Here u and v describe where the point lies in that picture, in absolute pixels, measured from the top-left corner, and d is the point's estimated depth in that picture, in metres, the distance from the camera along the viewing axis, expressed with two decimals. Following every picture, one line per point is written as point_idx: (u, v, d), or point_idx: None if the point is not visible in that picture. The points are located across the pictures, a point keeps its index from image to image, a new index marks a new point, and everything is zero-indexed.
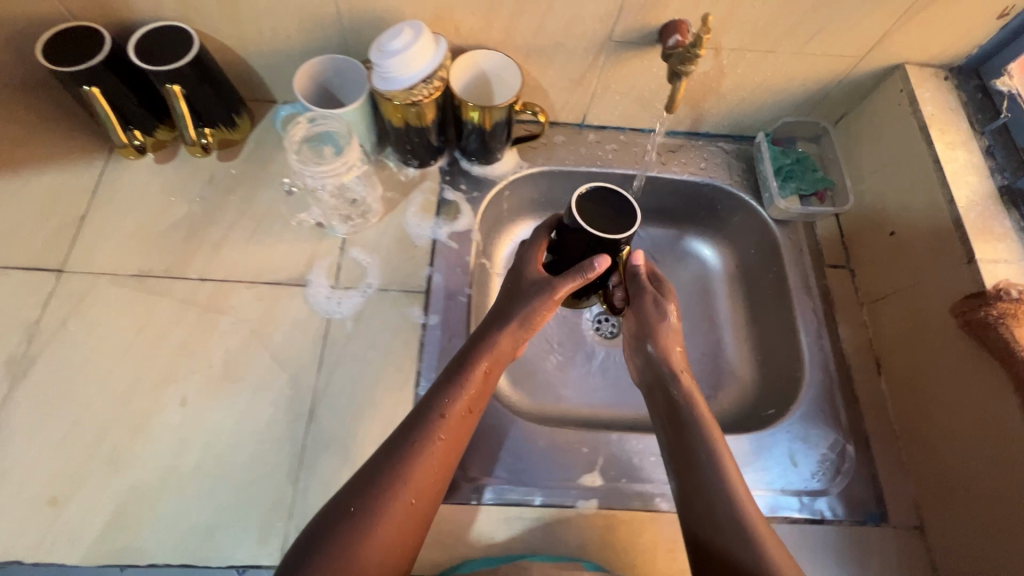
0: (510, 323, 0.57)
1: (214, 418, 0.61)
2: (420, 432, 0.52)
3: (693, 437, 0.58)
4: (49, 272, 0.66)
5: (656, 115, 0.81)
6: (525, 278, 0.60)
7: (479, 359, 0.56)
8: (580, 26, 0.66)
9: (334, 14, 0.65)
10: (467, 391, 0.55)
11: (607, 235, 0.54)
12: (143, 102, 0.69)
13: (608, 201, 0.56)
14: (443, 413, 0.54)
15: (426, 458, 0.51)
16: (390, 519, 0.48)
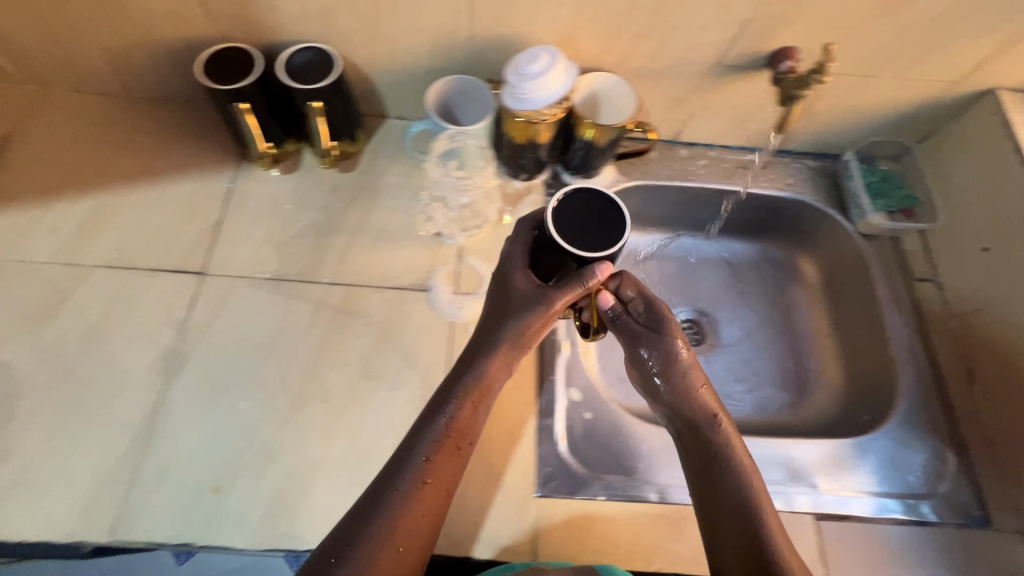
0: (495, 352, 0.59)
1: (356, 412, 0.65)
2: (400, 478, 0.53)
3: (707, 478, 0.58)
4: (194, 274, 0.71)
5: (747, 133, 0.85)
6: (507, 305, 0.59)
7: (467, 395, 0.58)
8: (694, 51, 0.70)
9: (465, 38, 0.69)
10: (455, 429, 0.56)
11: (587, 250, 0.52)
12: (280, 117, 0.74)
13: (590, 209, 0.54)
14: (428, 455, 0.54)
15: (415, 505, 0.52)
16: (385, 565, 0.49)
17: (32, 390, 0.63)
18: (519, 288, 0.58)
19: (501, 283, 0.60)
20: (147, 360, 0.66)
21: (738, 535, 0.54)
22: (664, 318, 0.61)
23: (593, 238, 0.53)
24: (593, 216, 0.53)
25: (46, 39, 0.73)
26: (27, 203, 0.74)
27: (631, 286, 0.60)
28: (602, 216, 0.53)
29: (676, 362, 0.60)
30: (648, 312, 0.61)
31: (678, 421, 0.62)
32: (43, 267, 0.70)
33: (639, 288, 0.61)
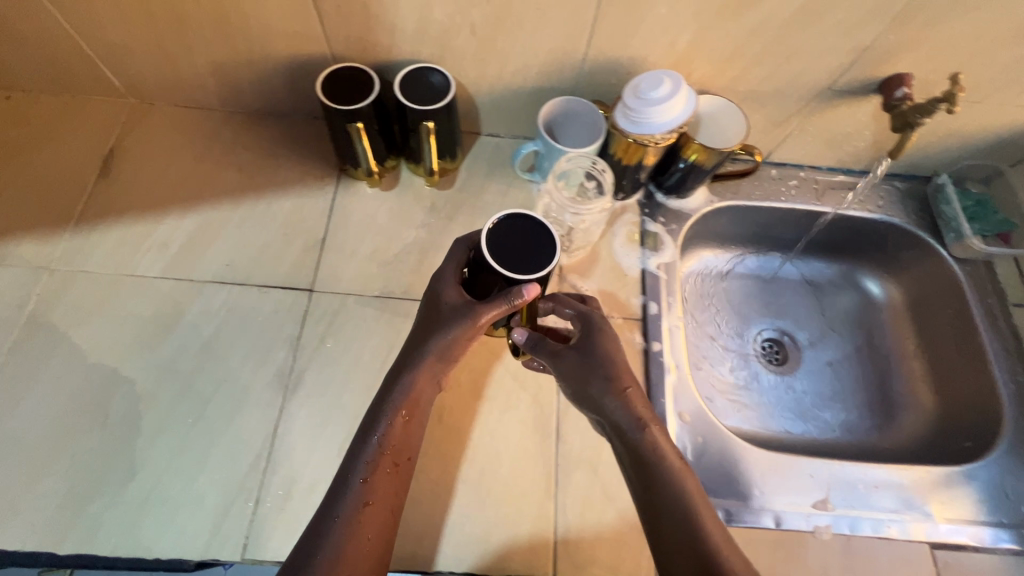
0: (422, 364, 0.57)
1: (470, 433, 0.66)
2: (341, 503, 0.51)
3: (645, 491, 0.54)
4: (303, 290, 0.71)
5: (839, 154, 0.85)
6: (431, 319, 0.57)
7: (394, 411, 0.56)
8: (806, 76, 0.70)
9: (578, 60, 0.70)
10: (388, 447, 0.55)
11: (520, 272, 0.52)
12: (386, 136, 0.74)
13: (524, 234, 0.55)
14: (365, 477, 0.53)
15: (360, 529, 0.51)
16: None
17: (152, 407, 0.64)
18: (444, 297, 0.57)
19: (431, 298, 0.58)
20: (263, 377, 0.66)
21: (683, 550, 0.49)
22: (597, 328, 0.63)
23: (536, 259, 0.54)
24: (527, 240, 0.54)
25: (159, 55, 0.74)
26: (135, 217, 0.74)
27: (566, 307, 0.65)
28: (532, 241, 0.54)
29: (605, 367, 0.59)
30: (584, 324, 0.63)
31: (609, 427, 0.59)
32: (156, 282, 0.70)
33: (577, 307, 0.65)
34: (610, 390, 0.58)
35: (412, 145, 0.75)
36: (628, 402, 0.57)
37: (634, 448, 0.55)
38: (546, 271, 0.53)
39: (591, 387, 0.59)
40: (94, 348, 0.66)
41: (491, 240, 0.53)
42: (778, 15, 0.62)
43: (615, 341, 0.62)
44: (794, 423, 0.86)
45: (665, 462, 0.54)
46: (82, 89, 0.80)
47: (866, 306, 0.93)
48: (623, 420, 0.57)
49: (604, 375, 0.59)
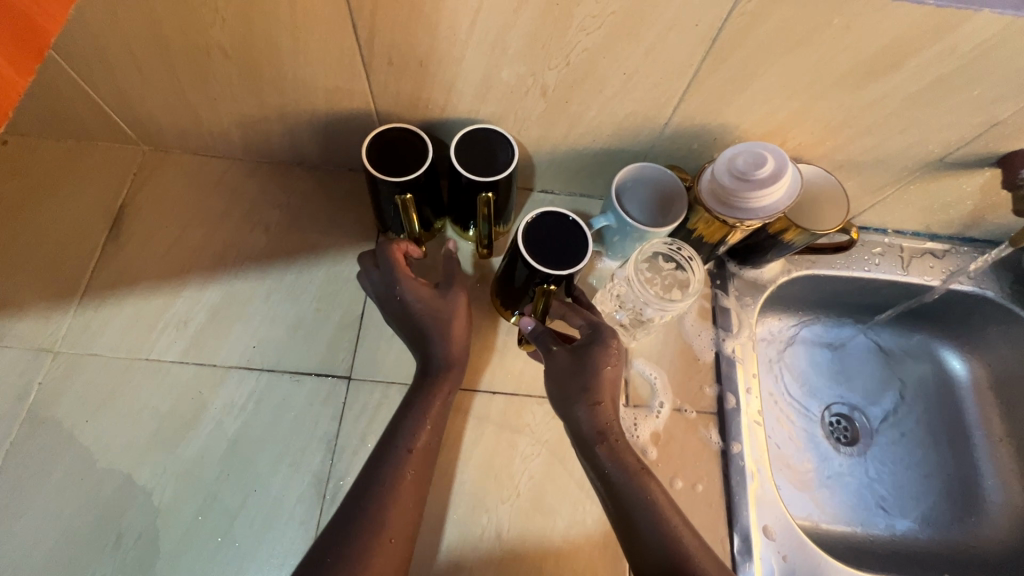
0: (448, 373, 0.59)
1: (531, 552, 0.59)
2: (387, 470, 0.52)
3: (617, 499, 0.54)
4: (340, 379, 0.63)
5: (929, 220, 0.77)
6: (447, 325, 0.60)
7: (432, 400, 0.57)
8: (916, 148, 0.61)
9: (659, 125, 0.61)
10: (428, 424, 0.56)
11: (547, 269, 0.54)
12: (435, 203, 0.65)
13: (557, 232, 0.56)
14: (411, 447, 0.54)
15: (401, 497, 0.51)
16: (380, 565, 0.47)
17: (172, 522, 0.56)
18: (451, 298, 0.61)
19: (420, 300, 0.60)
20: (296, 486, 0.58)
21: (654, 552, 0.50)
22: (604, 339, 0.58)
23: (567, 258, 0.55)
24: (558, 238, 0.56)
25: (176, 106, 0.64)
26: (150, 288, 0.66)
27: (576, 317, 0.61)
28: (570, 241, 0.56)
29: (586, 377, 0.57)
30: (592, 334, 0.59)
31: (573, 430, 0.59)
32: (174, 368, 0.62)
33: (588, 317, 0.61)
34: (582, 399, 0.57)
35: (462, 212, 0.66)
36: (597, 413, 0.57)
37: (593, 459, 0.56)
38: (575, 269, 0.55)
39: (569, 390, 0.58)
40: (105, 450, 0.58)
41: (523, 232, 0.56)
42: (904, 88, 0.53)
43: (616, 357, 0.58)
44: (871, 515, 0.76)
45: (645, 480, 0.54)
46: (88, 136, 0.71)
47: (945, 382, 0.84)
48: (592, 430, 0.57)
49: (582, 384, 0.57)
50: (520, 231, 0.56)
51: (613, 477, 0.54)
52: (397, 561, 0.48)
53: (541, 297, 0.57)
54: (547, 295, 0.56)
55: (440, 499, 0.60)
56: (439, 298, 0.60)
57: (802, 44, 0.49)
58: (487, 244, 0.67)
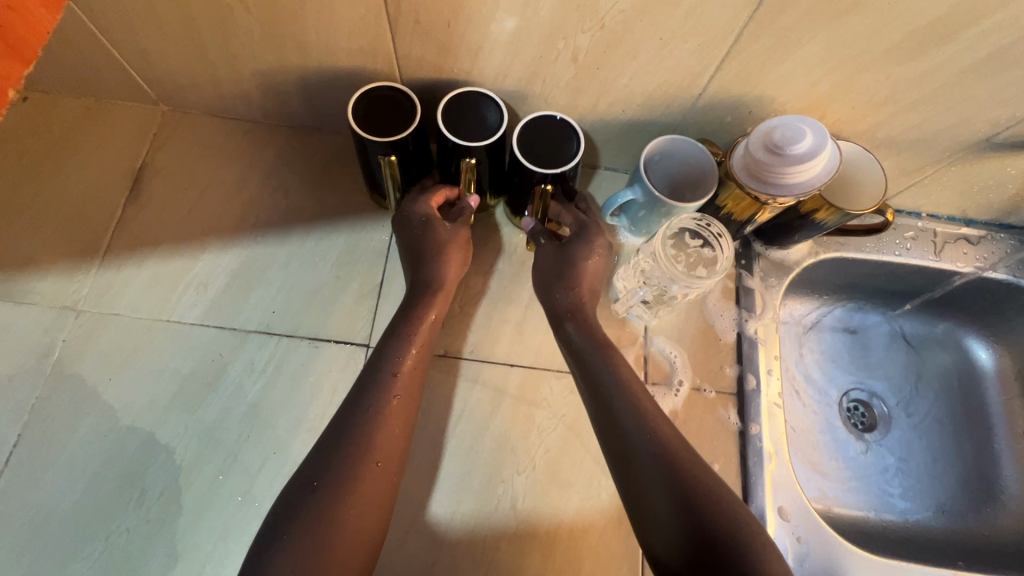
0: (433, 295, 0.59)
1: (546, 524, 0.59)
2: (375, 394, 0.53)
3: (587, 373, 0.57)
4: (359, 345, 0.63)
5: (966, 204, 0.74)
6: (442, 250, 0.61)
7: (418, 322, 0.58)
8: (962, 128, 0.59)
9: (693, 95, 0.59)
10: (412, 350, 0.56)
11: (541, 170, 0.58)
12: (426, 167, 0.64)
13: (549, 134, 0.59)
14: (394, 371, 0.54)
15: (386, 422, 0.52)
16: (367, 486, 0.48)
17: (192, 482, 0.57)
18: (449, 230, 0.62)
19: (427, 222, 0.61)
20: None
21: (637, 431, 0.51)
22: (588, 238, 0.63)
23: (558, 158, 0.59)
24: (549, 139, 0.59)
25: (196, 64, 0.63)
26: (170, 250, 0.66)
27: (566, 215, 0.65)
28: (559, 141, 0.59)
29: (565, 268, 0.62)
30: (579, 232, 0.64)
31: (549, 314, 0.63)
32: (194, 330, 0.62)
33: (578, 217, 0.65)
34: (560, 285, 0.62)
35: (449, 177, 0.65)
36: (575, 295, 0.62)
37: (565, 335, 0.60)
38: (571, 169, 0.58)
39: (551, 276, 0.63)
40: (126, 408, 0.59)
41: (519, 138, 0.59)
42: (960, 61, 0.50)
43: (599, 253, 0.63)
44: (883, 499, 0.76)
45: (610, 353, 0.57)
46: (108, 94, 0.70)
47: (970, 371, 0.82)
48: (565, 308, 0.61)
49: (560, 272, 0.63)
50: (515, 138, 0.59)
51: (581, 347, 0.58)
52: (381, 487, 0.49)
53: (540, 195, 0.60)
54: (545, 195, 0.60)
55: (457, 468, 0.60)
56: (447, 227, 0.62)
57: (850, 10, 0.47)
58: (487, 204, 0.69)
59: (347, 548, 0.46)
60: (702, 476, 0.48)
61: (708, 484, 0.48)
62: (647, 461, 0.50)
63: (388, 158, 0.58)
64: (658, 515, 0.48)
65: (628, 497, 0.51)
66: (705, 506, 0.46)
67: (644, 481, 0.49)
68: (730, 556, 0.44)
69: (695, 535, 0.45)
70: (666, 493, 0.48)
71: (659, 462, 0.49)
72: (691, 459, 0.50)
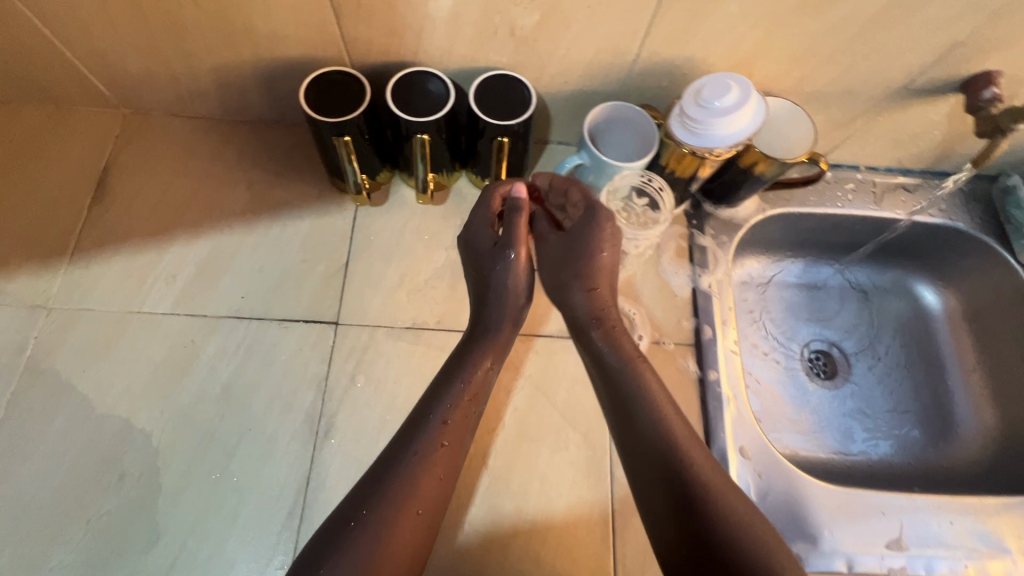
0: (486, 349, 0.58)
1: (518, 478, 0.61)
2: (420, 440, 0.51)
3: (610, 382, 0.56)
4: (328, 323, 0.66)
5: (900, 154, 0.78)
6: (506, 297, 0.61)
7: (474, 371, 0.57)
8: (881, 77, 0.63)
9: (629, 62, 0.63)
10: (465, 399, 0.55)
11: (497, 121, 0.61)
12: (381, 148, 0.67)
13: (503, 90, 0.62)
14: (445, 419, 0.53)
15: (432, 468, 0.50)
16: (402, 535, 0.47)
17: (171, 461, 0.58)
18: (503, 267, 0.60)
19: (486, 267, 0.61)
20: (290, 424, 0.61)
21: (655, 447, 0.51)
22: (597, 223, 0.61)
23: (513, 111, 0.62)
24: (503, 94, 0.62)
25: (151, 64, 0.65)
26: (138, 245, 0.67)
27: (576, 193, 0.63)
28: (513, 96, 0.62)
29: (581, 266, 0.61)
30: (587, 217, 0.62)
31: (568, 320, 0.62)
32: (165, 320, 0.64)
33: (585, 197, 0.63)
34: (578, 284, 0.61)
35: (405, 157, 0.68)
36: (593, 300, 0.60)
37: (587, 341, 0.59)
38: (528, 119, 0.62)
39: (568, 275, 0.62)
40: (102, 397, 0.60)
41: (475, 95, 0.62)
42: (866, 9, 0.54)
43: (611, 243, 0.62)
44: (847, 441, 0.80)
45: (638, 367, 0.56)
46: (69, 100, 0.72)
47: (921, 315, 0.86)
48: (588, 315, 0.60)
49: (576, 272, 0.62)
50: (472, 95, 0.62)
51: (608, 359, 0.57)
52: (417, 532, 0.48)
53: (499, 148, 0.63)
54: (503, 147, 0.63)
55: None
56: (505, 267, 0.60)
57: None
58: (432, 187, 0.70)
59: None
60: (713, 486, 0.48)
61: (718, 493, 0.47)
62: (658, 462, 0.50)
63: (343, 139, 0.61)
64: (665, 517, 0.48)
65: (639, 493, 0.51)
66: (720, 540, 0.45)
67: (655, 483, 0.49)
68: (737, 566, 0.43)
69: (700, 541, 0.45)
70: (678, 515, 0.47)
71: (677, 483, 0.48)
72: (715, 487, 0.48)
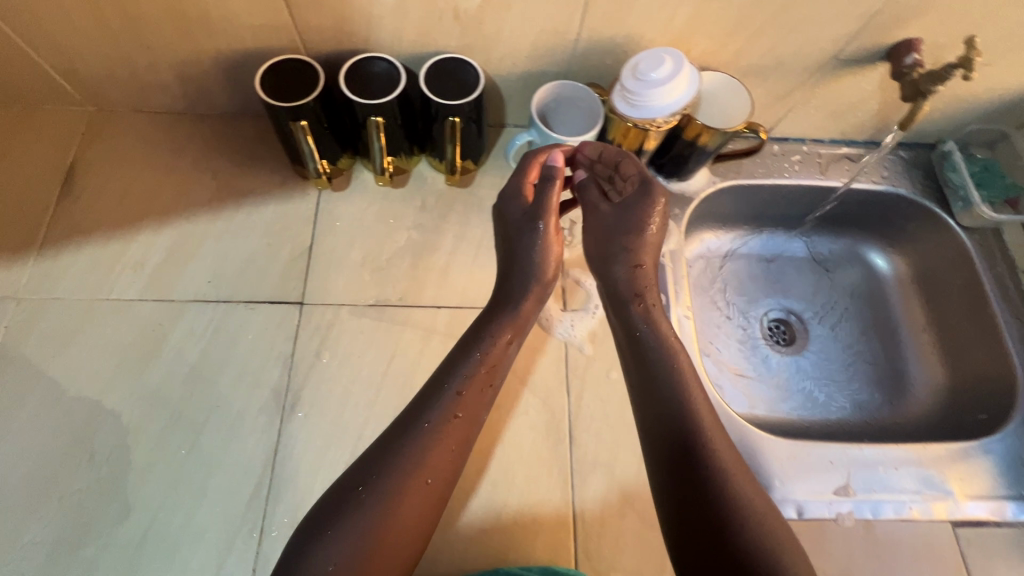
0: (509, 320, 0.59)
1: (480, 443, 0.63)
2: (434, 411, 0.53)
3: (641, 359, 0.58)
4: (293, 303, 0.68)
5: (842, 125, 0.82)
6: (531, 269, 0.60)
7: (493, 342, 0.57)
8: (810, 48, 0.67)
9: (572, 41, 0.66)
10: (485, 367, 0.56)
11: (447, 101, 0.63)
12: (339, 133, 0.69)
13: (452, 72, 0.65)
14: (460, 390, 0.54)
15: (443, 438, 0.52)
16: (410, 501, 0.49)
17: (141, 439, 0.60)
18: (529, 238, 0.61)
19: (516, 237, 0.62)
20: (257, 398, 0.63)
21: (676, 424, 0.53)
22: (650, 195, 0.63)
23: (463, 92, 0.65)
24: (453, 76, 0.65)
25: (112, 59, 0.67)
26: (105, 236, 0.69)
27: (630, 166, 0.63)
28: (462, 77, 0.65)
29: (628, 240, 0.63)
30: (640, 190, 0.63)
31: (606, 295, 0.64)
32: (133, 305, 0.66)
33: (639, 170, 0.63)
34: (624, 259, 0.63)
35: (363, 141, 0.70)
36: (635, 276, 0.62)
37: (625, 317, 0.61)
38: (478, 99, 0.64)
39: (615, 248, 0.63)
40: (72, 381, 0.62)
41: (426, 77, 0.64)
42: None
43: (659, 222, 0.63)
44: (806, 403, 0.83)
45: (672, 347, 0.58)
46: (34, 99, 0.74)
47: (874, 281, 0.90)
48: (630, 290, 0.62)
49: (625, 245, 0.63)
50: (423, 78, 0.64)
51: (644, 337, 0.59)
52: (424, 500, 0.50)
53: (452, 128, 0.66)
54: (455, 127, 0.66)
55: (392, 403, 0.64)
56: (531, 239, 0.60)
57: None
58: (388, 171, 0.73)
59: (393, 546, 0.48)
60: (728, 470, 0.50)
61: (728, 472, 0.50)
62: (678, 437, 0.52)
63: (300, 123, 0.63)
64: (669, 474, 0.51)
65: (649, 442, 0.54)
66: (725, 519, 0.47)
67: (670, 444, 0.52)
68: (733, 544, 0.46)
69: (698, 503, 0.49)
70: (690, 490, 0.50)
71: (694, 460, 0.51)
72: (727, 471, 0.50)
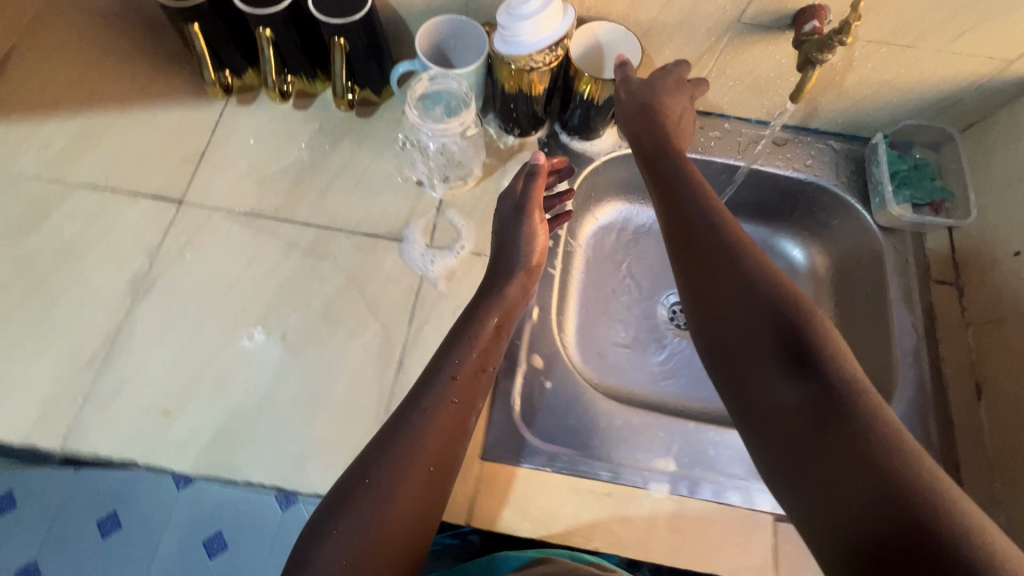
0: (495, 304, 0.60)
1: (309, 356, 0.64)
2: (432, 397, 0.53)
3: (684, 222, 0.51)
4: (172, 201, 0.71)
5: (766, 104, 0.78)
6: (513, 267, 0.63)
7: (480, 325, 0.59)
8: (708, 6, 0.64)
9: None
10: (472, 353, 0.57)
11: (328, 19, 0.64)
12: (240, 45, 0.72)
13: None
14: (454, 374, 0.55)
15: (438, 423, 0.51)
16: (411, 489, 0.48)
17: (3, 299, 0.65)
18: (512, 227, 0.64)
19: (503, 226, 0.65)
20: (116, 279, 0.66)
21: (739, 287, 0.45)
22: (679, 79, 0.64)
23: (348, 12, 0.66)
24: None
25: None
26: (21, 118, 0.75)
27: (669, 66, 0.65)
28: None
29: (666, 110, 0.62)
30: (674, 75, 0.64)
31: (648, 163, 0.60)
32: (28, 181, 0.71)
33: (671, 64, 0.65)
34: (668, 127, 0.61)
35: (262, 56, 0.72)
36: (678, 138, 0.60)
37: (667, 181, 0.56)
38: (364, 19, 0.65)
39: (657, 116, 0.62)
40: None
41: None
42: None
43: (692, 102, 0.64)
44: (693, 388, 0.81)
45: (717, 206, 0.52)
46: None
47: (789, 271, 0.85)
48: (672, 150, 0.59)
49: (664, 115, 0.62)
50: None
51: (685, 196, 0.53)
52: (419, 494, 0.49)
53: (338, 48, 0.67)
54: (340, 48, 0.67)
55: (239, 304, 0.66)
56: (512, 229, 0.64)
57: None
58: (284, 90, 0.75)
59: (393, 540, 0.47)
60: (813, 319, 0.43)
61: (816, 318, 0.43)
62: (749, 300, 0.45)
63: (192, 25, 0.67)
64: (796, 451, 0.39)
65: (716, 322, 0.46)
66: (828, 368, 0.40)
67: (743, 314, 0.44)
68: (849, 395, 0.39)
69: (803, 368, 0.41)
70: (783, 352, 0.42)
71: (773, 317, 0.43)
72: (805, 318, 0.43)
